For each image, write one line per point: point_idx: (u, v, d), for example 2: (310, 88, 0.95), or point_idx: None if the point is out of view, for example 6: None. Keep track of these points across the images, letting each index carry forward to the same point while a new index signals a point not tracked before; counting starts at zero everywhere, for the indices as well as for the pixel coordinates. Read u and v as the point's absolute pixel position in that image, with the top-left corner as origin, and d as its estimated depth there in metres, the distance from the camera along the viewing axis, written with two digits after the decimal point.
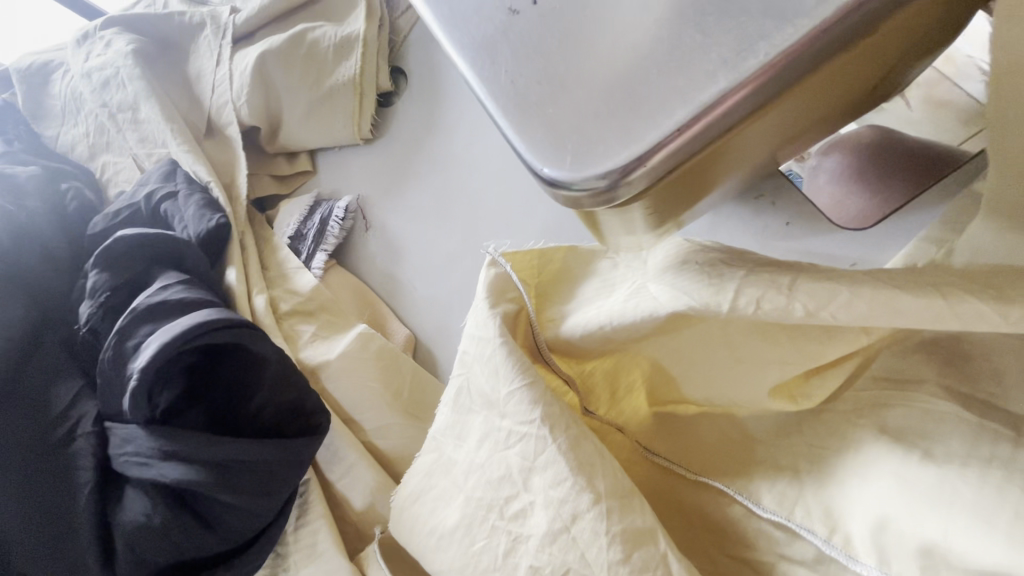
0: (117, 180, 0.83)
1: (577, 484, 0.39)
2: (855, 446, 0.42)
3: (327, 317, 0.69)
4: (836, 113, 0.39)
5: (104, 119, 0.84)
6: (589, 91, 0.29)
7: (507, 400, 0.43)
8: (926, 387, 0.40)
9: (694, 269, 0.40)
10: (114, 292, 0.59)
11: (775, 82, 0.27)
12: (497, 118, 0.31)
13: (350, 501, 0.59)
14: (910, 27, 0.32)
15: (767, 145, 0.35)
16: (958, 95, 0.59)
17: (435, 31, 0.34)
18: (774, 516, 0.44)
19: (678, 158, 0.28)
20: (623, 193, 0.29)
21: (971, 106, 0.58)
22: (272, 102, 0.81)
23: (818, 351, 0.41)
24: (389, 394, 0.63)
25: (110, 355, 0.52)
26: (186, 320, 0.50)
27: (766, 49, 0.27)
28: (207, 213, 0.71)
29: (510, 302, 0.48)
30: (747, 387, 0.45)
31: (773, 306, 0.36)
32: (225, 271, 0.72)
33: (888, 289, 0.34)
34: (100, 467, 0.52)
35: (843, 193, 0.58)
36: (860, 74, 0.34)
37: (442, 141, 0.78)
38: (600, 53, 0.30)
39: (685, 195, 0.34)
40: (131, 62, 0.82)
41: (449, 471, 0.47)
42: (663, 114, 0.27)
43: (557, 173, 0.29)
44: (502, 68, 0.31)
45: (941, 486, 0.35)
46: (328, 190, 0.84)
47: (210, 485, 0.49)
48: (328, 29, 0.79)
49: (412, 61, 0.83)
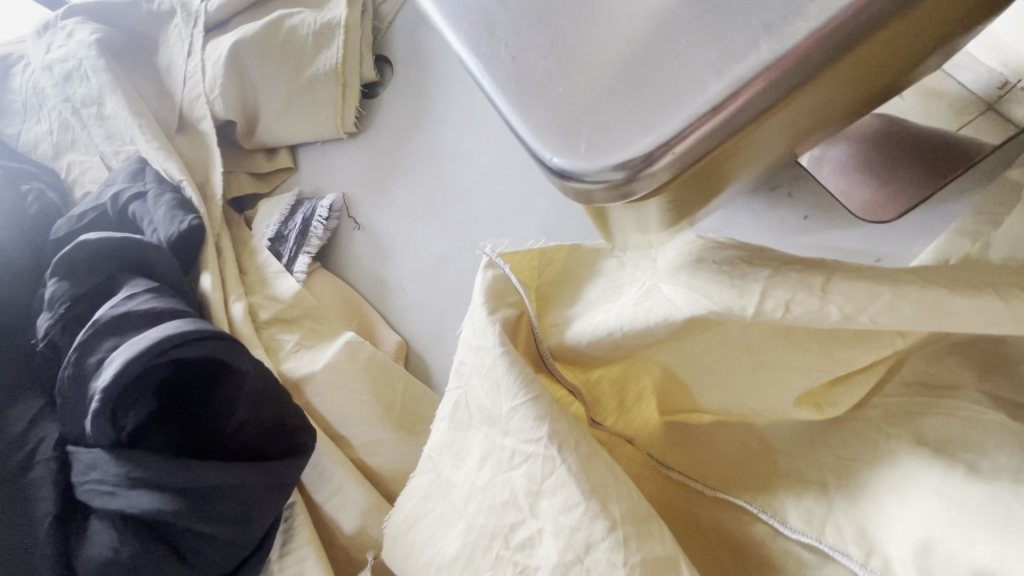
0: (84, 181, 0.78)
1: (590, 510, 0.35)
2: (889, 459, 0.39)
3: (311, 325, 0.65)
4: (878, 100, 0.35)
5: (68, 115, 0.78)
6: (604, 67, 0.25)
7: (509, 416, 0.39)
8: (967, 394, 0.37)
9: (713, 270, 0.36)
10: (74, 302, 0.54)
11: (825, 52, 0.23)
12: (496, 100, 0.27)
13: (340, 524, 0.55)
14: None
15: (801, 132, 0.31)
16: (950, 85, 0.55)
17: (425, 3, 0.30)
18: (803, 537, 0.40)
19: (708, 145, 0.24)
20: (642, 186, 0.25)
21: (960, 96, 0.54)
22: (249, 95, 0.77)
23: (849, 358, 0.37)
24: (380, 407, 0.59)
25: (70, 373, 0.48)
26: (155, 333, 0.45)
27: (816, 12, 0.23)
28: (180, 215, 0.66)
29: (510, 307, 0.44)
30: (769, 396, 0.42)
31: (804, 310, 0.32)
32: (201, 277, 0.67)
33: (934, 291, 0.30)
34: (61, 496, 0.48)
35: (858, 185, 0.54)
36: (916, 52, 0.30)
37: (431, 134, 0.74)
38: (616, 22, 0.26)
39: (708, 187, 0.30)
40: (94, 52, 0.76)
41: (448, 494, 0.43)
42: (692, 93, 0.24)
43: (567, 162, 0.25)
44: (502, 43, 0.27)
45: (992, 506, 0.32)
46: (311, 189, 0.79)
47: (184, 515, 0.45)
48: (307, 16, 0.74)
49: (397, 49, 0.78)
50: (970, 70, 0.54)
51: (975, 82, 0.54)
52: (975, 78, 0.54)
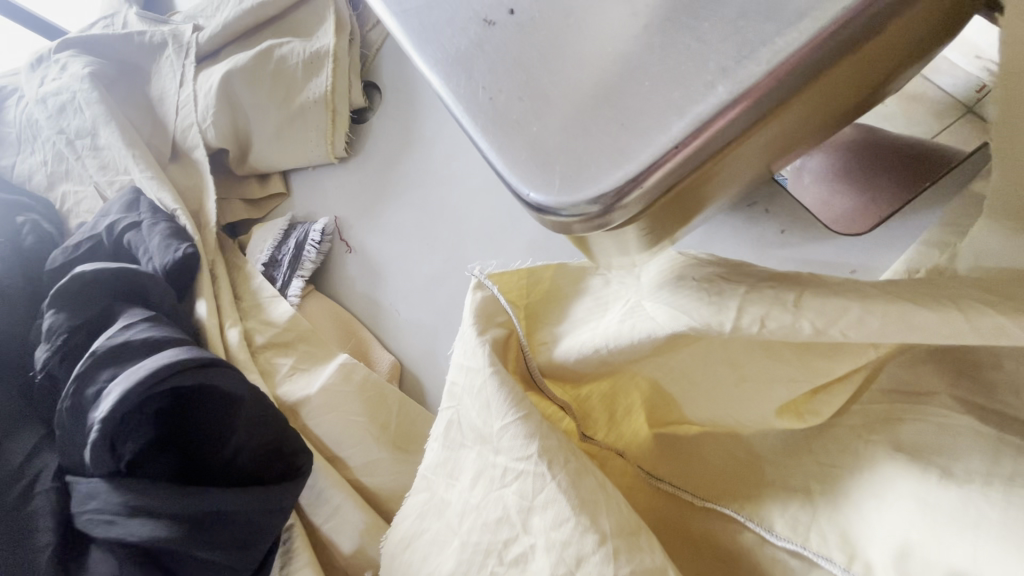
0: (79, 211, 0.79)
1: (581, 524, 0.37)
2: (868, 465, 0.40)
3: (306, 348, 0.66)
4: (848, 121, 0.36)
5: (62, 147, 0.80)
6: (576, 106, 0.27)
7: (500, 435, 0.40)
8: (940, 400, 0.38)
9: (691, 286, 0.37)
10: (72, 333, 0.55)
11: (778, 91, 0.25)
12: (477, 140, 0.28)
13: (338, 546, 0.55)
14: (927, 26, 0.29)
15: (769, 159, 0.32)
16: (929, 89, 0.58)
17: (406, 47, 0.32)
18: (788, 544, 0.42)
19: (676, 177, 0.26)
20: (617, 217, 0.26)
21: (941, 99, 0.58)
22: (241, 123, 0.78)
23: (825, 369, 0.39)
24: (375, 428, 0.60)
25: (68, 405, 0.49)
26: (151, 362, 0.46)
27: (768, 56, 0.25)
28: (174, 243, 0.68)
29: (499, 327, 0.45)
30: (752, 407, 0.43)
31: (778, 325, 0.33)
32: (196, 304, 0.68)
33: (899, 303, 0.31)
34: (60, 526, 0.49)
35: (831, 194, 0.57)
36: (875, 79, 0.31)
37: (422, 156, 0.75)
38: (585, 65, 0.27)
39: (681, 215, 0.32)
40: (88, 85, 0.78)
41: (443, 513, 0.44)
42: (658, 129, 0.25)
43: (545, 198, 0.26)
44: (480, 84, 0.29)
45: (965, 508, 0.33)
46: (303, 214, 0.81)
47: (183, 542, 0.45)
48: (296, 45, 0.76)
49: (385, 75, 0.81)
50: (948, 74, 0.57)
51: (953, 85, 0.57)
52: (954, 81, 0.57)
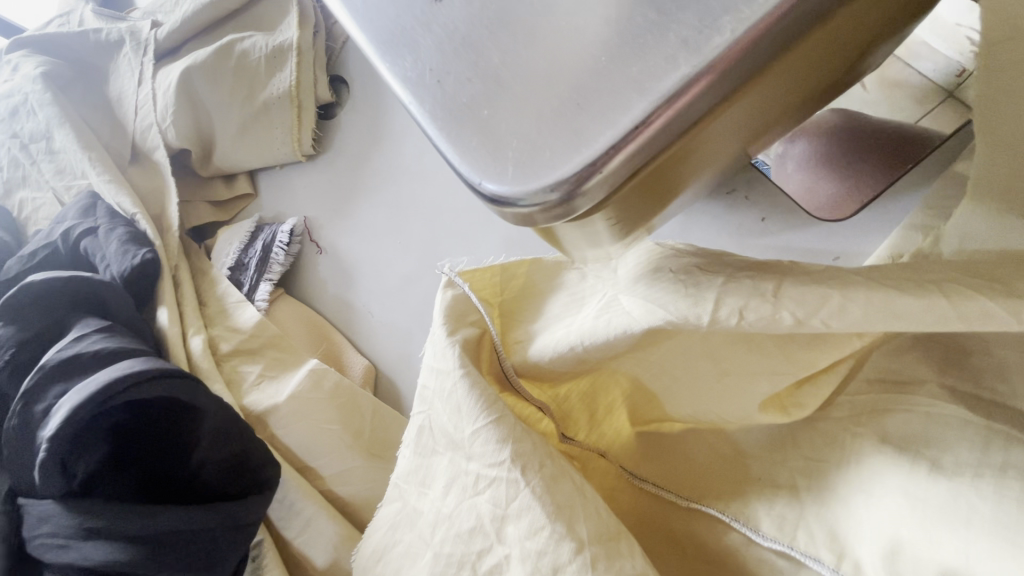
0: (37, 218, 0.75)
1: (556, 533, 0.35)
2: (854, 458, 0.38)
3: (275, 355, 0.63)
4: (824, 101, 0.35)
5: (18, 151, 0.77)
6: (532, 87, 0.25)
7: (472, 440, 0.39)
8: (926, 389, 0.36)
9: (668, 278, 0.35)
10: (21, 347, 0.52)
11: (746, 64, 0.23)
12: (426, 127, 0.26)
13: (312, 561, 0.53)
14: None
15: (742, 140, 0.30)
16: (911, 74, 0.57)
17: (350, 29, 0.30)
18: (775, 544, 0.40)
19: (641, 161, 0.24)
20: (581, 205, 0.24)
21: (922, 85, 0.57)
22: (204, 122, 0.76)
23: (808, 361, 0.37)
24: (348, 436, 0.58)
25: (16, 423, 0.46)
26: (105, 374, 0.44)
27: (731, 25, 0.23)
28: (132, 248, 0.65)
29: (471, 326, 0.43)
30: (732, 403, 0.41)
31: (757, 316, 0.31)
32: (158, 312, 0.66)
33: (883, 290, 0.29)
34: (10, 553, 0.46)
35: (812, 179, 0.56)
36: (850, 53, 0.29)
37: (394, 152, 0.73)
38: (539, 43, 0.25)
39: (653, 202, 0.30)
40: (40, 86, 0.75)
41: (415, 524, 0.42)
42: (618, 110, 0.23)
43: (499, 187, 0.24)
44: (427, 65, 0.27)
45: (956, 503, 0.31)
46: (272, 215, 0.78)
47: (142, 565, 0.43)
48: (259, 39, 0.73)
49: (354, 70, 0.78)
50: (929, 60, 0.56)
51: (933, 70, 0.56)
52: (935, 66, 0.56)
